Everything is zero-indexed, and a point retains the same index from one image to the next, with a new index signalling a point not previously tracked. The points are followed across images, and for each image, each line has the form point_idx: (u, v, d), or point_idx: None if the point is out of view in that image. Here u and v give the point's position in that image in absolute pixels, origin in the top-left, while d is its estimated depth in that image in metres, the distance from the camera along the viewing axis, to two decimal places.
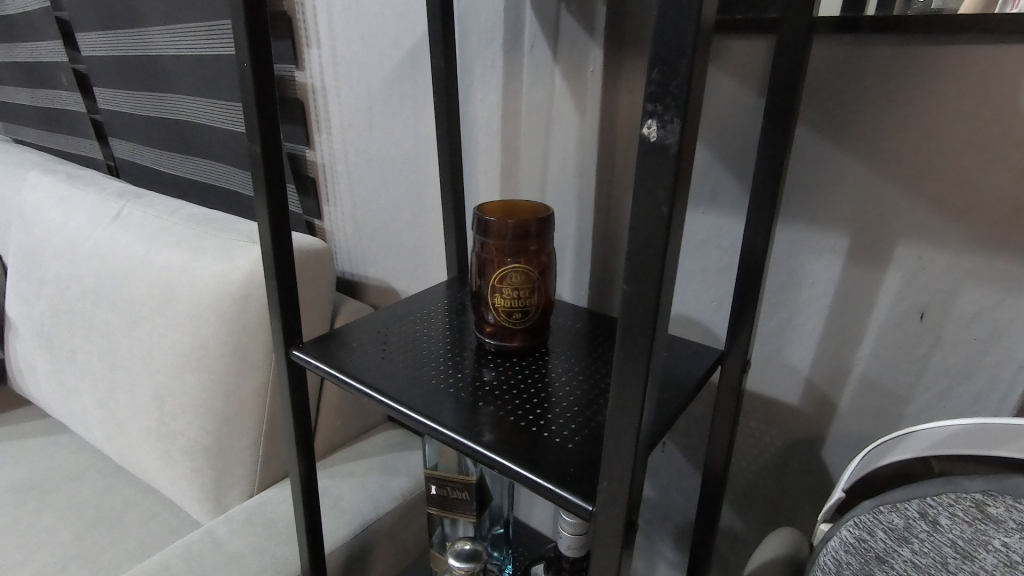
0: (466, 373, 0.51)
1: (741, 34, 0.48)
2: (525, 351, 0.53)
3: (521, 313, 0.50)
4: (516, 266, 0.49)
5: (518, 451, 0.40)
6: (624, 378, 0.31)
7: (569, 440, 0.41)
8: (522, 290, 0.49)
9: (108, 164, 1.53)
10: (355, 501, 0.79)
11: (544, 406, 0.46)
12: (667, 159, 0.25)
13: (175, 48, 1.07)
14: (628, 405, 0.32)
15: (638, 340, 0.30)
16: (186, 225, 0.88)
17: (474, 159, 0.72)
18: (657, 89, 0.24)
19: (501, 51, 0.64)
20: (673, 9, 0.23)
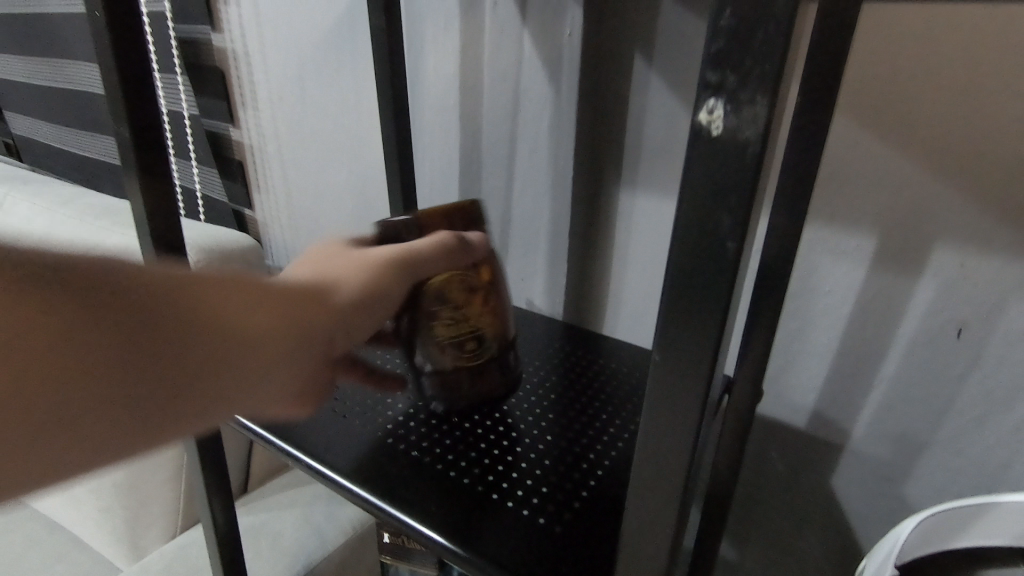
0: (419, 422, 0.42)
1: None
2: (489, 394, 0.41)
3: (471, 338, 0.39)
4: (446, 274, 0.37)
5: (487, 541, 0.32)
6: (647, 473, 0.23)
7: (552, 519, 0.34)
8: (463, 304, 0.38)
9: (5, 142, 1.34)
10: (296, 539, 0.68)
11: (518, 465, 0.38)
12: (744, 164, 0.16)
13: (65, 5, 0.91)
14: (656, 508, 0.23)
15: (676, 425, 0.21)
16: (83, 216, 0.74)
17: (426, 142, 0.60)
18: (724, 46, 0.15)
19: (457, 10, 0.53)
20: None
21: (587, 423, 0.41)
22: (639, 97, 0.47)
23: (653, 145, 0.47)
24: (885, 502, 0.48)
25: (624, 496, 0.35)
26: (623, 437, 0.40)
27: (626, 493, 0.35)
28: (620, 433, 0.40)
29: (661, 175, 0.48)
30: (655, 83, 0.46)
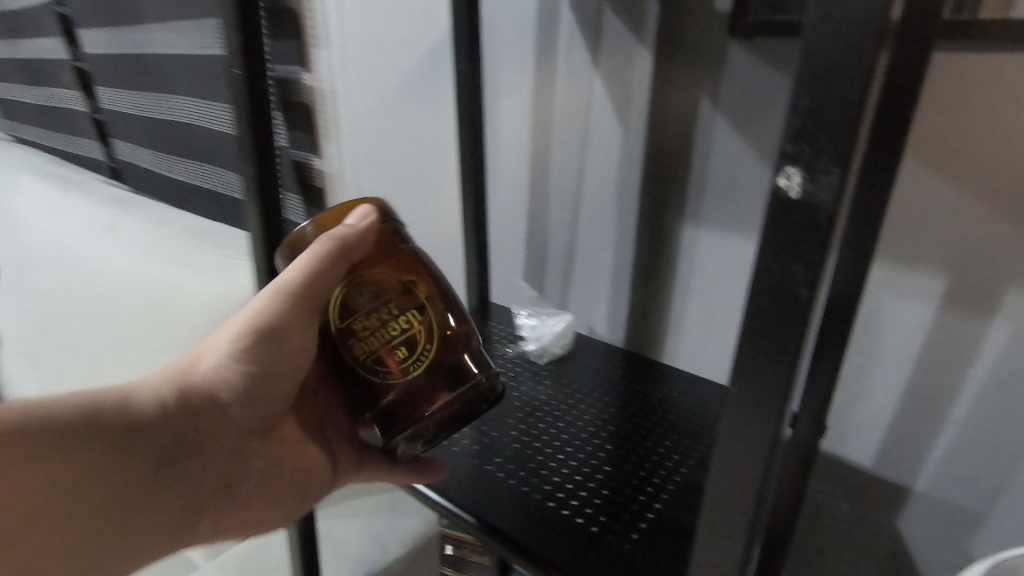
0: (486, 437, 0.45)
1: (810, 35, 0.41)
2: (452, 420, 0.30)
3: (403, 346, 0.29)
4: (352, 273, 0.29)
5: (550, 549, 0.35)
6: (721, 498, 0.24)
7: (619, 539, 0.35)
8: (378, 306, 0.29)
9: (110, 166, 1.48)
10: (360, 546, 0.72)
11: (579, 481, 0.40)
12: (817, 224, 0.18)
13: (174, 46, 1.01)
14: (726, 532, 0.25)
15: (751, 454, 0.23)
16: (168, 233, 0.82)
17: (498, 176, 0.64)
18: (803, 125, 0.18)
19: (533, 56, 0.57)
20: (842, 28, 0.17)
21: (652, 448, 0.43)
22: (705, 139, 0.49)
23: (719, 183, 0.49)
24: (954, 548, 0.47)
25: (691, 522, 0.37)
26: (688, 464, 0.41)
27: (692, 518, 0.37)
28: (678, 456, 0.42)
29: (725, 213, 0.50)
30: (721, 125, 0.48)
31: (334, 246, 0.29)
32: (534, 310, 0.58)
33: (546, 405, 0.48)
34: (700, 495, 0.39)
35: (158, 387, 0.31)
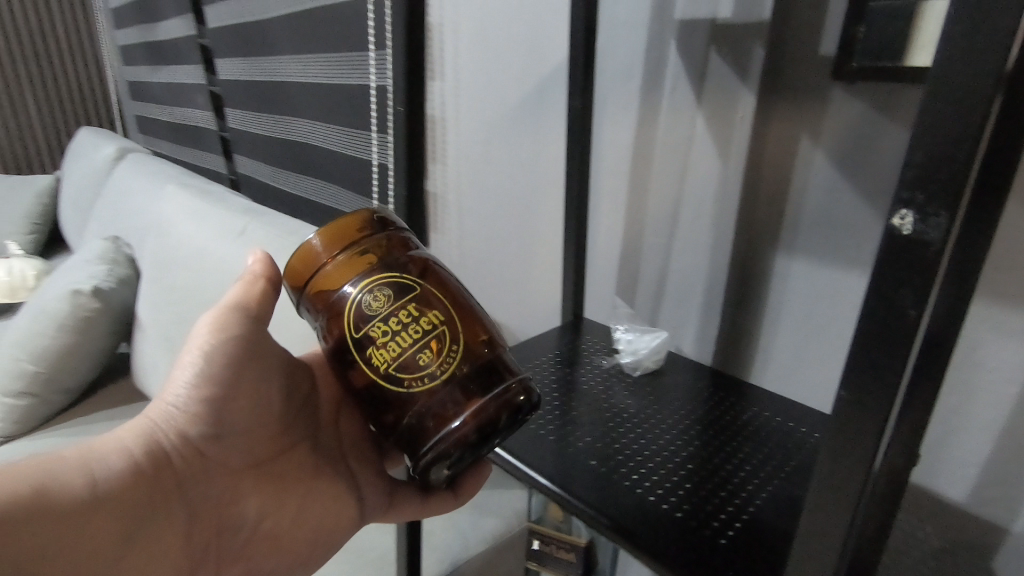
0: (578, 434, 0.50)
1: (917, 83, 0.43)
2: (485, 426, 0.33)
3: (428, 348, 0.32)
4: (368, 280, 0.32)
5: (643, 529, 0.39)
6: (829, 491, 0.28)
7: (720, 534, 0.38)
8: (398, 310, 0.32)
9: (231, 179, 1.65)
10: (446, 539, 0.77)
11: (665, 477, 0.44)
12: (927, 256, 0.22)
13: (300, 74, 1.13)
14: (830, 523, 0.29)
15: (857, 453, 0.26)
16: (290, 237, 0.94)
17: (598, 200, 0.70)
18: (917, 174, 0.22)
19: (638, 93, 0.62)
20: (958, 98, 0.21)
21: (748, 460, 0.46)
22: (802, 174, 0.52)
23: (815, 216, 0.52)
24: None
25: (790, 527, 0.39)
26: (785, 477, 0.44)
27: (792, 523, 0.39)
28: (760, 463, 0.45)
29: (820, 245, 0.52)
30: (820, 162, 0.50)
31: (253, 274, 0.42)
32: (630, 326, 0.61)
33: (632, 413, 0.53)
34: (800, 505, 0.41)
35: (128, 445, 0.39)
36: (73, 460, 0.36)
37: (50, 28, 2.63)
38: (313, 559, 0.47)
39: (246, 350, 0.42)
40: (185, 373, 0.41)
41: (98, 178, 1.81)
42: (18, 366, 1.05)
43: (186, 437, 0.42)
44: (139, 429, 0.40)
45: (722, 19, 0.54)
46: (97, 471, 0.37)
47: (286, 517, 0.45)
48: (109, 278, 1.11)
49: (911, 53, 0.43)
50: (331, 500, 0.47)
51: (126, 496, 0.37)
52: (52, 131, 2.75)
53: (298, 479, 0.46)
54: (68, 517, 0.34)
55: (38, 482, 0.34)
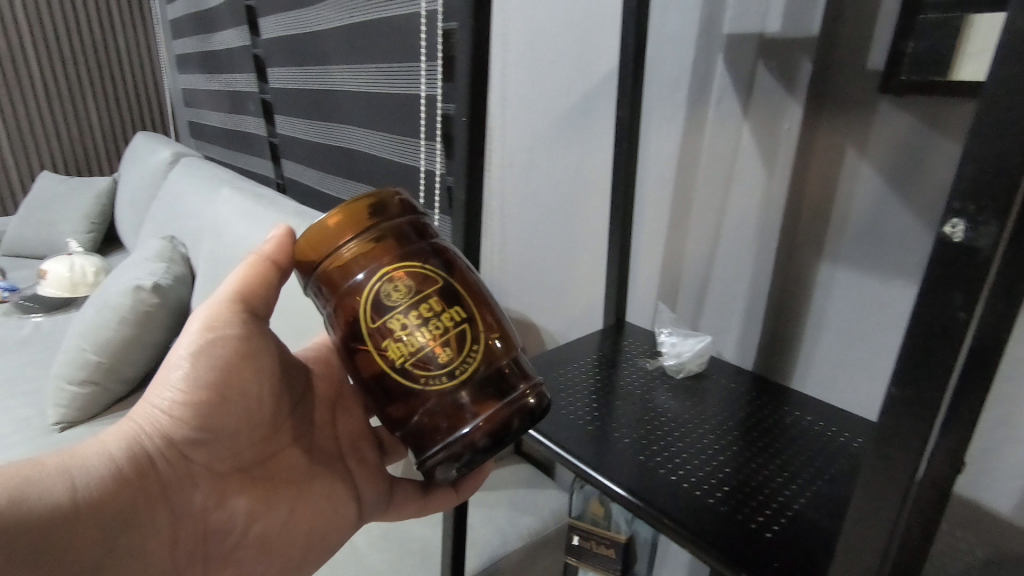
0: (616, 432, 0.52)
1: (968, 97, 0.44)
2: (498, 432, 0.34)
3: (448, 346, 0.34)
4: (387, 270, 0.33)
5: (686, 521, 0.41)
6: (876, 490, 0.29)
7: (766, 529, 0.40)
8: (418, 303, 0.33)
9: (278, 182, 1.72)
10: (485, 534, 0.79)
11: (704, 475, 0.46)
12: (977, 261, 0.24)
13: (350, 83, 1.18)
14: (874, 520, 0.30)
15: (905, 451, 0.27)
16: None
17: (642, 207, 0.72)
18: (968, 186, 0.24)
19: (684, 104, 0.64)
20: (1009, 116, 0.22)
21: (790, 463, 0.47)
22: (848, 185, 0.53)
23: (861, 226, 0.53)
24: None
25: (835, 525, 0.40)
26: (830, 478, 0.45)
27: (837, 522, 0.40)
28: (797, 465, 0.46)
29: (866, 254, 0.53)
30: (866, 173, 0.51)
31: (258, 255, 0.43)
32: (674, 329, 0.63)
33: (669, 414, 0.54)
34: (846, 506, 0.42)
35: (112, 449, 0.41)
36: (54, 467, 0.37)
37: (112, 39, 2.79)
38: (304, 565, 0.49)
39: (239, 352, 0.44)
40: (172, 377, 0.43)
41: (153, 180, 1.90)
42: (81, 356, 1.09)
43: (171, 440, 0.43)
44: (125, 433, 0.42)
45: (770, 33, 0.55)
46: (77, 477, 0.38)
47: (276, 522, 0.47)
48: (166, 275, 1.17)
49: (962, 68, 0.44)
50: (320, 504, 0.49)
51: (109, 501, 0.39)
52: (109, 135, 2.90)
53: (290, 479, 0.48)
54: (47, 521, 0.35)
55: (19, 486, 0.35)
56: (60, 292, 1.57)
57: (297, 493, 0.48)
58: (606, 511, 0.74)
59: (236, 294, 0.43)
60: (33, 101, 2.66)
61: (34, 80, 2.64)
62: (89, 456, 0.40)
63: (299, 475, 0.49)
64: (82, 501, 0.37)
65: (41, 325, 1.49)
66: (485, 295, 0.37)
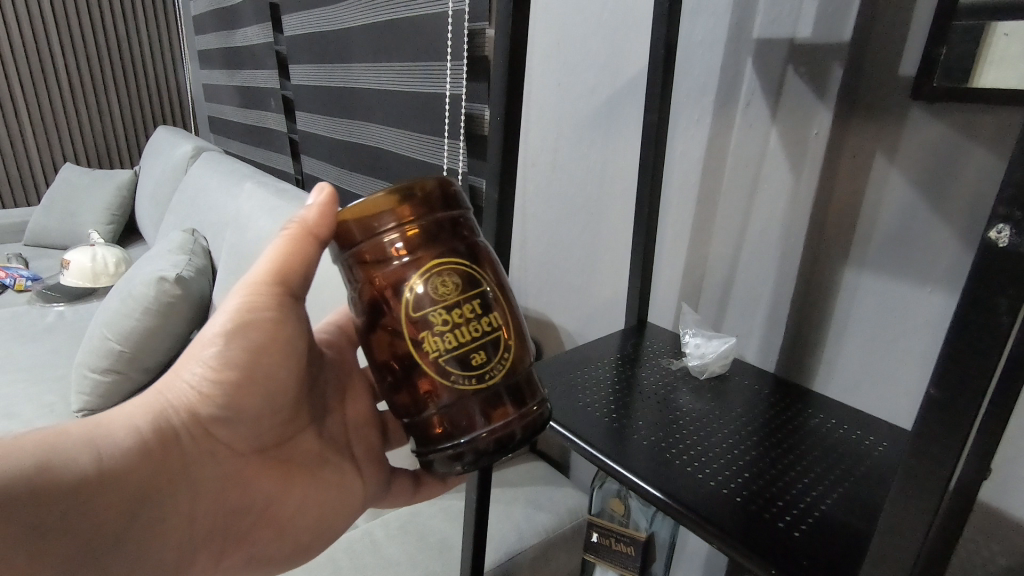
0: (637, 429, 0.52)
1: (1002, 104, 0.44)
2: (505, 438, 0.36)
3: (481, 351, 0.35)
4: (437, 265, 0.33)
5: (714, 517, 0.41)
6: (910, 489, 0.29)
7: (794, 529, 0.40)
8: (461, 303, 0.34)
9: (297, 178, 1.74)
10: (501, 530, 0.80)
11: (730, 474, 0.46)
12: (1021, 266, 0.24)
13: (373, 81, 1.20)
14: (908, 522, 0.30)
15: (942, 454, 0.28)
16: None
17: (666, 209, 0.73)
18: (1016, 194, 0.24)
19: (712, 108, 0.65)
20: None
21: (819, 467, 0.47)
22: (877, 190, 0.53)
23: (889, 232, 0.53)
24: None
25: (867, 527, 0.40)
26: (857, 480, 0.45)
27: (869, 523, 0.41)
28: (823, 466, 0.47)
29: (894, 259, 0.53)
30: (895, 178, 0.51)
31: (299, 229, 0.40)
32: (698, 330, 0.64)
33: (690, 414, 0.55)
34: (879, 510, 0.42)
35: (137, 421, 0.42)
36: (78, 439, 0.38)
37: (135, 34, 2.83)
38: (311, 547, 0.51)
39: (270, 335, 0.43)
40: (204, 353, 0.44)
41: (175, 174, 1.93)
42: (104, 345, 1.10)
43: (197, 416, 0.44)
44: (151, 406, 0.43)
45: (801, 38, 0.56)
46: (102, 449, 0.39)
47: (288, 505, 0.48)
48: (188, 267, 1.18)
49: (997, 75, 0.44)
50: (330, 490, 0.50)
51: (133, 475, 0.40)
52: (130, 129, 2.94)
53: (303, 467, 0.49)
54: (68, 493, 0.36)
55: (43, 457, 0.36)
56: (82, 282, 1.59)
57: (310, 478, 0.50)
58: (626, 507, 0.74)
59: (275, 272, 0.42)
60: (58, 94, 2.70)
61: (59, 73, 2.68)
62: (115, 425, 0.41)
63: (312, 460, 0.50)
64: (103, 475, 0.38)
65: (64, 314, 1.51)
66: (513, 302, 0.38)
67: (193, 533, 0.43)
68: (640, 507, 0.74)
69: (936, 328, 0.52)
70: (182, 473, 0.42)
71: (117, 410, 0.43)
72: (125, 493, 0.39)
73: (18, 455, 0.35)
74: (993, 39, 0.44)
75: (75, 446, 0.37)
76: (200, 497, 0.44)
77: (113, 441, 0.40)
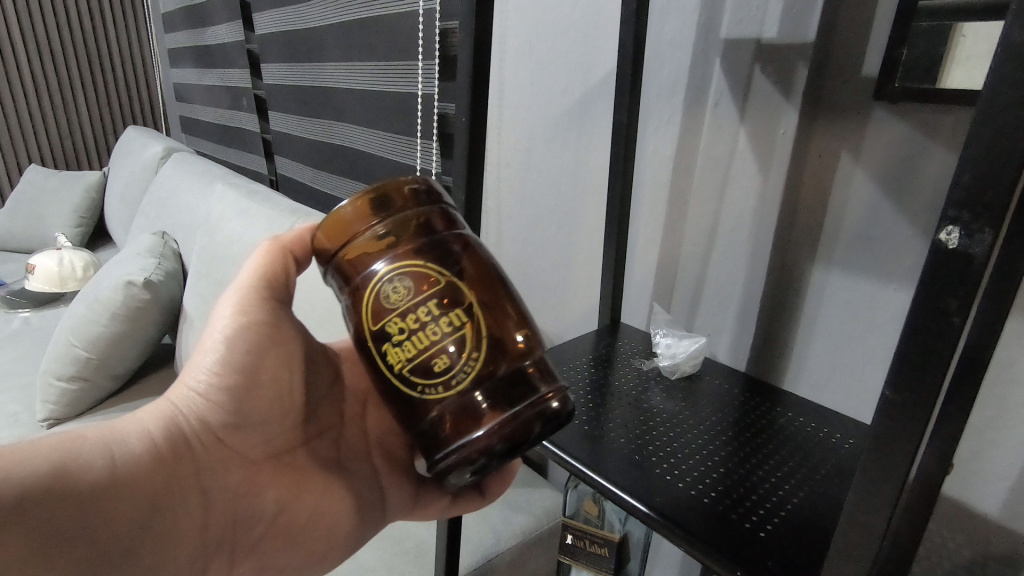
0: (613, 432, 0.52)
1: (957, 105, 0.45)
2: (521, 432, 0.33)
3: (445, 353, 0.32)
4: (391, 267, 0.32)
5: (685, 521, 0.41)
6: (870, 488, 0.29)
7: (761, 529, 0.41)
8: (417, 304, 0.32)
9: (271, 178, 1.71)
10: (478, 532, 0.79)
11: (705, 477, 0.46)
12: (970, 268, 0.24)
13: (344, 80, 1.18)
14: (871, 521, 0.30)
15: (899, 452, 0.28)
16: None
17: (638, 209, 0.73)
18: (965, 195, 0.24)
19: (681, 107, 0.65)
20: (1000, 129, 0.23)
21: (809, 460, 0.48)
22: (842, 189, 0.53)
23: (855, 230, 0.53)
24: None
25: (830, 524, 0.41)
26: (824, 479, 0.45)
27: (832, 521, 0.41)
28: (799, 465, 0.47)
29: (859, 257, 0.54)
30: (860, 178, 0.52)
31: (274, 243, 0.44)
32: (669, 330, 0.64)
33: (664, 416, 0.55)
34: (841, 505, 0.43)
35: (149, 427, 0.40)
36: (92, 443, 0.36)
37: (104, 33, 2.76)
38: (327, 557, 0.48)
39: (268, 337, 0.43)
40: (206, 359, 0.42)
41: (145, 175, 1.88)
42: (70, 352, 1.07)
43: (207, 424, 0.42)
44: (161, 411, 0.41)
45: (766, 39, 0.56)
46: (115, 455, 0.37)
47: (302, 514, 0.46)
48: (157, 270, 1.15)
49: (953, 77, 0.45)
50: (346, 498, 0.48)
51: (145, 481, 0.38)
52: (99, 129, 2.87)
53: (315, 473, 0.48)
54: (81, 500, 0.34)
55: (58, 460, 0.34)
56: (48, 287, 1.55)
57: (324, 484, 0.48)
58: (600, 509, 0.74)
59: (260, 278, 0.43)
60: (22, 93, 2.62)
61: (23, 72, 2.60)
62: (127, 432, 0.39)
63: (325, 468, 0.48)
64: (115, 481, 0.36)
65: (29, 320, 1.47)
66: (504, 293, 0.35)
67: (206, 543, 0.41)
68: (614, 508, 0.74)
69: (900, 324, 0.52)
70: (193, 481, 0.41)
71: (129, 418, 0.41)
72: (139, 501, 0.37)
73: (35, 459, 0.33)
74: (954, 40, 0.45)
75: (89, 449, 0.36)
76: (212, 506, 0.42)
77: (125, 447, 0.38)
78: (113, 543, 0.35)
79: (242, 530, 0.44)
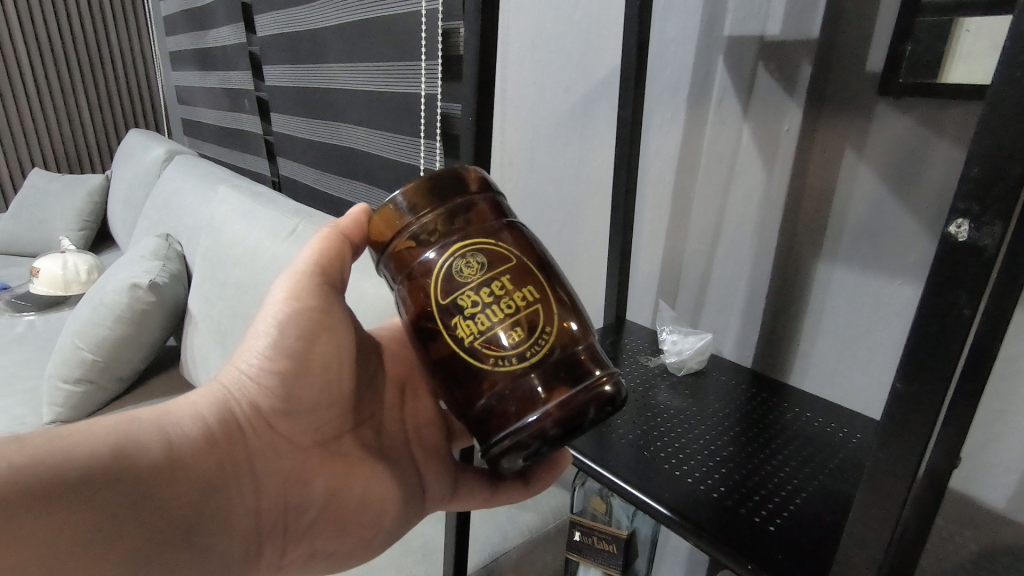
0: (621, 429, 0.53)
1: (959, 103, 0.45)
2: (579, 415, 0.33)
3: (518, 327, 0.32)
4: (460, 246, 0.32)
5: (695, 514, 0.42)
6: (880, 480, 0.30)
7: (770, 523, 0.41)
8: (490, 279, 0.32)
9: (272, 180, 1.72)
10: (485, 531, 0.80)
11: (715, 472, 0.46)
12: (979, 260, 0.24)
13: (346, 81, 1.19)
14: (884, 510, 0.30)
15: (909, 444, 0.28)
16: None
17: (643, 206, 0.73)
18: (976, 189, 0.24)
19: (685, 104, 0.65)
20: (1010, 123, 0.23)
21: (831, 452, 0.48)
22: (847, 185, 0.54)
23: (860, 225, 0.54)
24: None
25: (839, 518, 0.41)
26: (832, 473, 0.45)
27: (838, 516, 0.41)
28: (809, 460, 0.47)
29: (864, 252, 0.54)
30: (864, 173, 0.52)
31: (332, 230, 0.42)
32: (675, 327, 0.64)
33: (671, 411, 0.55)
34: (849, 500, 0.43)
35: (202, 410, 0.41)
36: (149, 424, 0.37)
37: (105, 36, 2.77)
38: (372, 544, 0.48)
39: (323, 323, 0.42)
40: (259, 344, 0.42)
41: (147, 178, 1.89)
42: (76, 354, 1.07)
43: (258, 409, 0.42)
44: (213, 394, 0.42)
45: (769, 35, 0.56)
46: (171, 437, 0.37)
47: (351, 500, 0.46)
48: (162, 272, 1.15)
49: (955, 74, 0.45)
50: (392, 487, 0.48)
51: (200, 462, 0.38)
52: (101, 133, 2.87)
53: (364, 461, 0.47)
54: (141, 479, 0.34)
55: (117, 441, 0.35)
56: (52, 290, 1.55)
57: (371, 470, 0.47)
58: (607, 506, 0.74)
59: (317, 264, 0.42)
60: (25, 97, 2.62)
61: (25, 77, 2.60)
62: (182, 414, 0.40)
63: (371, 455, 0.48)
64: (171, 461, 0.36)
65: (34, 323, 1.47)
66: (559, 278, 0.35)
67: (258, 528, 0.41)
68: (621, 505, 0.74)
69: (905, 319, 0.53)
70: (244, 465, 0.41)
71: (182, 401, 0.42)
72: (195, 481, 0.37)
73: (93, 439, 0.33)
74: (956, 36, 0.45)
75: (146, 429, 0.36)
76: (263, 492, 0.42)
77: (179, 429, 0.38)
78: (170, 523, 0.35)
79: (292, 517, 0.43)
